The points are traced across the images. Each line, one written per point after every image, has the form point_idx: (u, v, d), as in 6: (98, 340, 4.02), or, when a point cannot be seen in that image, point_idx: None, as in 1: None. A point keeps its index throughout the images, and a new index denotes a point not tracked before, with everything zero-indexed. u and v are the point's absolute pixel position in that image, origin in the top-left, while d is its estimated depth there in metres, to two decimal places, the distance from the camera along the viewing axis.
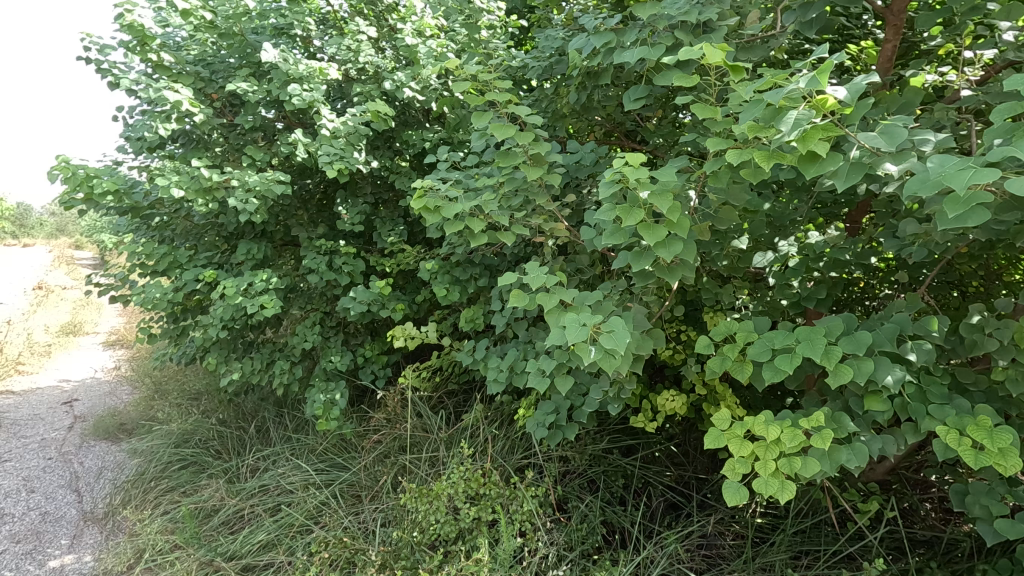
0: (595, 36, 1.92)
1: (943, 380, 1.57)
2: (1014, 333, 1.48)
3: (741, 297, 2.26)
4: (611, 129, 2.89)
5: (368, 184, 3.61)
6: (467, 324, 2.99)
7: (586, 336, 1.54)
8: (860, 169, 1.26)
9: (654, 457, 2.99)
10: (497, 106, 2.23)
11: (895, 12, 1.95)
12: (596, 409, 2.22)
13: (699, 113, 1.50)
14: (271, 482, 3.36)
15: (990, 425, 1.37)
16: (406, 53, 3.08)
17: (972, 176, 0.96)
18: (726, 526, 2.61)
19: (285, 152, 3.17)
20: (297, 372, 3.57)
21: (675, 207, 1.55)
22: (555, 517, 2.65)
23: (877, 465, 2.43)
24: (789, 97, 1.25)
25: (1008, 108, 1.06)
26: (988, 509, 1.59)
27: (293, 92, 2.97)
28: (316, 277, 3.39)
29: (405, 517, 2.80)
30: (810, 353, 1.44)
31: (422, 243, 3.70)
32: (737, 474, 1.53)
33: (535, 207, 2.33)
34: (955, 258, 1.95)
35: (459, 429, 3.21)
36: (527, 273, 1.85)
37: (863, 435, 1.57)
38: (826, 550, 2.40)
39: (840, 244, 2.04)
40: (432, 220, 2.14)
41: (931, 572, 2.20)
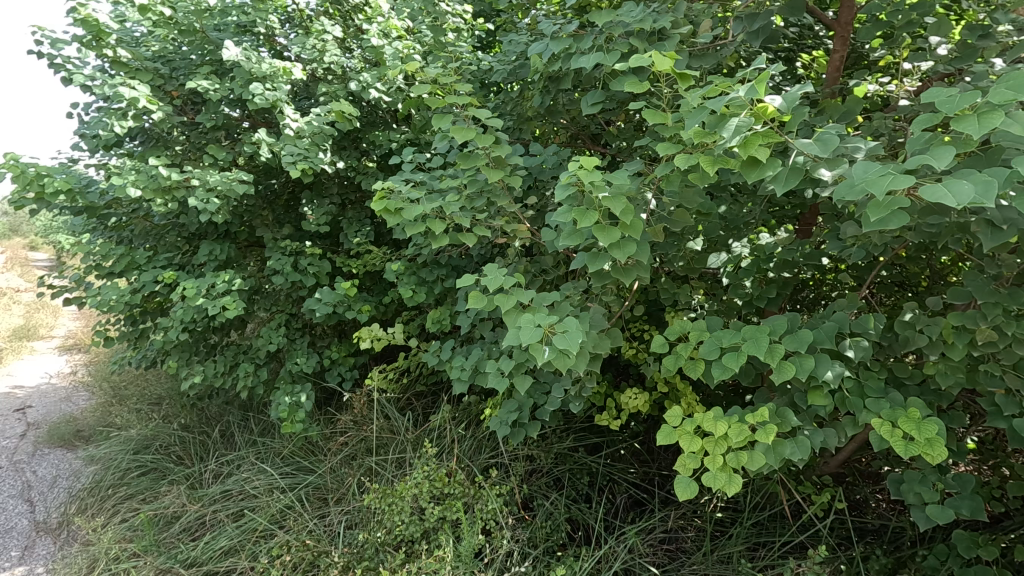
0: (554, 41, 1.97)
1: (881, 375, 1.65)
2: (943, 330, 1.57)
3: (697, 297, 2.33)
4: (576, 133, 2.94)
5: (335, 185, 3.59)
6: (434, 325, 2.99)
7: (540, 337, 1.58)
8: (798, 174, 1.33)
9: (619, 455, 3.04)
10: (460, 109, 2.25)
11: (842, 24, 2.05)
12: (558, 407, 2.26)
13: (649, 119, 1.55)
14: (234, 487, 3.30)
15: (919, 417, 1.46)
16: (373, 54, 3.07)
17: (892, 182, 1.02)
18: (687, 520, 2.67)
19: (248, 151, 3.13)
20: (261, 374, 3.52)
21: (628, 209, 1.59)
22: (520, 516, 2.69)
23: (830, 459, 2.52)
24: (731, 104, 1.31)
25: (926, 120, 1.13)
26: (921, 496, 1.68)
27: (256, 91, 2.92)
28: (281, 278, 3.36)
29: (370, 519, 2.80)
30: (755, 351, 1.50)
31: (389, 244, 3.69)
32: (688, 468, 1.57)
33: (497, 209, 2.36)
34: (897, 259, 2.04)
35: (426, 429, 3.22)
36: (486, 273, 1.86)
37: (806, 429, 1.64)
38: (779, 540, 2.48)
39: (789, 245, 2.11)
40: (393, 220, 2.15)
41: (877, 560, 2.29)
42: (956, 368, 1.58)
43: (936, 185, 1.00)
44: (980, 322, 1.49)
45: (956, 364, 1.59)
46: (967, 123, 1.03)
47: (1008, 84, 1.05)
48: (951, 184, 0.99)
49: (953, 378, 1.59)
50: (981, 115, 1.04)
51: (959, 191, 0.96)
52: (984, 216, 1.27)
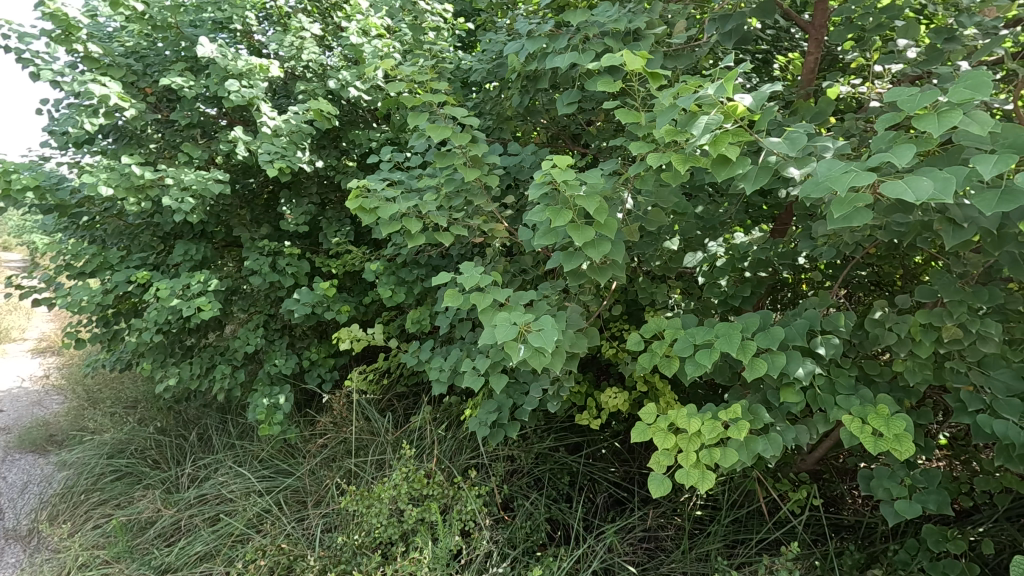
0: (530, 40, 1.97)
1: (851, 372, 1.67)
2: (911, 328, 1.60)
3: (674, 296, 2.33)
4: (556, 133, 2.94)
5: (313, 184, 3.55)
6: (413, 325, 2.97)
7: (514, 335, 1.56)
8: (767, 172, 1.34)
9: (599, 454, 3.04)
10: (436, 107, 2.23)
11: (816, 27, 2.08)
12: (536, 407, 2.25)
13: (622, 118, 1.56)
14: (210, 490, 3.25)
15: (887, 413, 1.48)
16: (352, 52, 3.04)
17: (855, 179, 1.04)
18: (666, 519, 2.67)
19: (224, 150, 3.07)
20: (239, 376, 3.47)
21: (601, 208, 1.59)
22: (499, 516, 2.67)
23: (807, 456, 2.54)
24: (701, 102, 1.32)
25: (889, 119, 1.14)
26: (890, 491, 1.71)
27: (232, 88, 2.87)
28: (259, 278, 3.32)
29: (349, 522, 2.77)
30: (727, 348, 1.51)
31: (369, 243, 3.66)
32: (662, 466, 1.58)
33: (475, 208, 2.35)
34: (868, 258, 2.07)
35: (406, 430, 3.20)
36: (462, 272, 1.85)
37: (779, 426, 1.65)
38: (756, 537, 2.50)
39: (763, 245, 2.13)
40: (368, 219, 2.13)
41: (850, 555, 2.32)
42: (924, 365, 1.62)
43: (897, 183, 1.01)
44: (946, 319, 1.53)
45: (923, 361, 1.62)
46: (928, 122, 1.05)
47: (967, 84, 1.07)
48: (912, 181, 1.01)
49: (920, 375, 1.62)
50: (940, 114, 1.06)
51: (919, 188, 0.97)
52: (947, 215, 1.29)
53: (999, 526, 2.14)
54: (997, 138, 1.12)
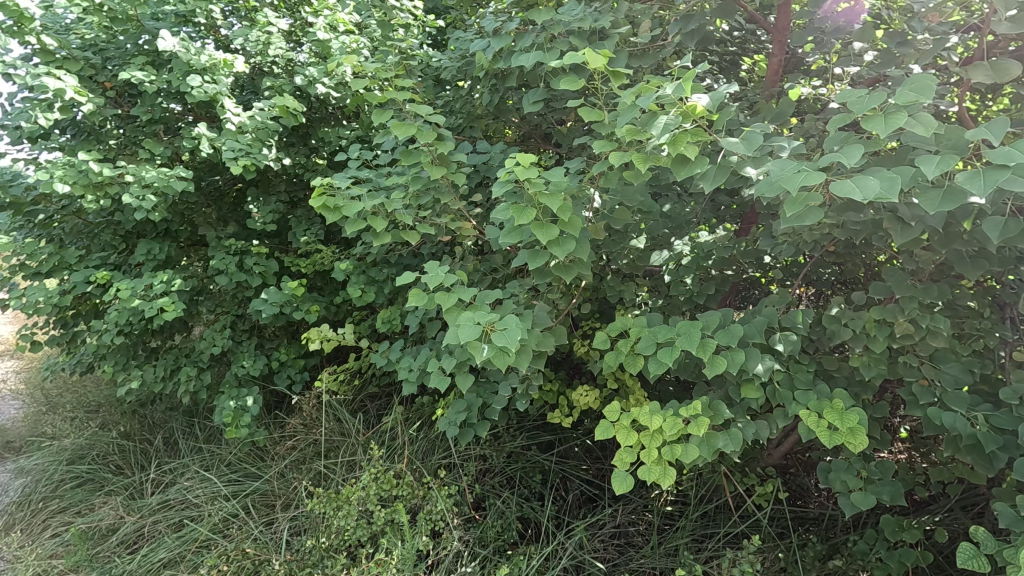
0: (495, 38, 1.98)
1: (809, 368, 1.71)
2: (865, 324, 1.64)
3: (642, 294, 2.35)
4: (528, 132, 2.93)
5: (281, 182, 3.49)
6: (383, 325, 2.93)
7: (477, 335, 1.55)
8: (725, 171, 1.36)
9: (571, 452, 3.05)
10: (403, 105, 2.21)
11: (779, 29, 2.11)
12: (505, 406, 2.25)
13: (585, 117, 1.56)
14: (175, 496, 3.17)
15: (842, 408, 1.52)
16: (320, 48, 2.99)
17: (805, 179, 1.06)
18: (637, 515, 2.69)
19: (188, 146, 2.99)
20: (205, 379, 3.38)
21: (565, 206, 1.60)
22: (470, 516, 2.67)
23: (772, 450, 2.59)
24: (660, 102, 1.32)
25: (839, 120, 1.17)
26: (847, 483, 1.75)
27: (194, 84, 2.80)
28: (225, 278, 3.24)
29: (317, 524, 2.72)
30: (687, 345, 1.53)
31: (339, 243, 3.61)
32: (625, 463, 1.59)
33: (442, 206, 2.33)
34: (828, 257, 2.11)
35: (377, 431, 3.16)
36: (427, 272, 1.83)
37: (740, 421, 1.68)
38: (723, 531, 2.53)
39: (727, 244, 2.16)
40: (333, 218, 2.09)
41: (813, 546, 2.37)
42: (878, 360, 1.66)
43: (845, 181, 1.04)
44: (898, 315, 1.58)
45: (877, 356, 1.66)
46: (875, 123, 1.08)
47: (912, 87, 1.10)
48: (859, 180, 1.03)
49: (875, 369, 1.66)
50: (888, 115, 1.08)
51: (866, 186, 1.00)
52: (895, 213, 1.33)
53: (952, 515, 2.20)
54: (942, 139, 1.16)
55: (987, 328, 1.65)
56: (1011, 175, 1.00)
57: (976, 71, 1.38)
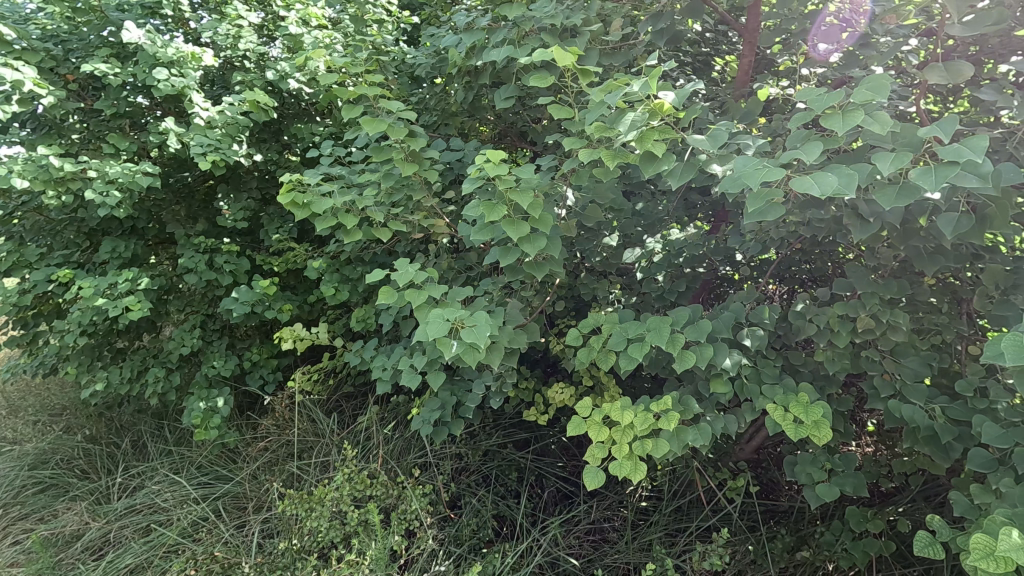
0: (467, 33, 2.01)
1: (776, 363, 1.74)
2: (829, 319, 1.67)
3: (615, 291, 2.36)
4: (503, 130, 2.92)
5: (253, 178, 3.43)
6: (358, 323, 2.90)
7: (447, 332, 1.54)
8: (692, 168, 1.38)
9: (548, 450, 3.05)
10: (374, 100, 2.18)
11: (749, 30, 2.14)
12: (479, 404, 2.24)
13: (555, 114, 1.57)
14: (143, 500, 3.09)
15: (808, 401, 1.54)
16: (291, 42, 2.94)
17: (765, 175, 1.09)
18: (613, 511, 2.70)
19: (154, 141, 2.90)
20: (174, 380, 3.30)
21: (536, 203, 1.59)
22: (445, 515, 2.65)
23: (744, 445, 2.63)
24: (628, 99, 1.33)
25: (800, 118, 1.20)
26: (812, 476, 1.79)
27: (160, 77, 2.73)
28: (194, 276, 3.17)
29: (290, 526, 2.68)
30: (657, 340, 1.54)
31: (312, 241, 3.55)
32: (596, 459, 1.60)
33: (415, 203, 2.31)
34: (797, 254, 2.14)
35: (351, 431, 3.12)
36: (397, 269, 1.81)
37: (709, 416, 1.70)
38: (696, 525, 2.55)
39: (697, 242, 2.19)
40: (302, 215, 2.06)
41: (782, 538, 2.41)
42: (842, 355, 1.70)
43: (805, 177, 1.07)
44: (860, 310, 1.62)
45: (841, 351, 1.70)
46: (833, 121, 1.11)
47: (869, 85, 1.14)
48: (817, 175, 1.06)
49: (839, 363, 1.70)
50: (845, 113, 1.11)
51: (824, 181, 1.03)
52: (855, 210, 1.37)
53: (915, 506, 2.26)
54: (898, 137, 1.19)
55: (945, 323, 1.69)
56: (960, 171, 1.04)
57: (932, 72, 1.42)
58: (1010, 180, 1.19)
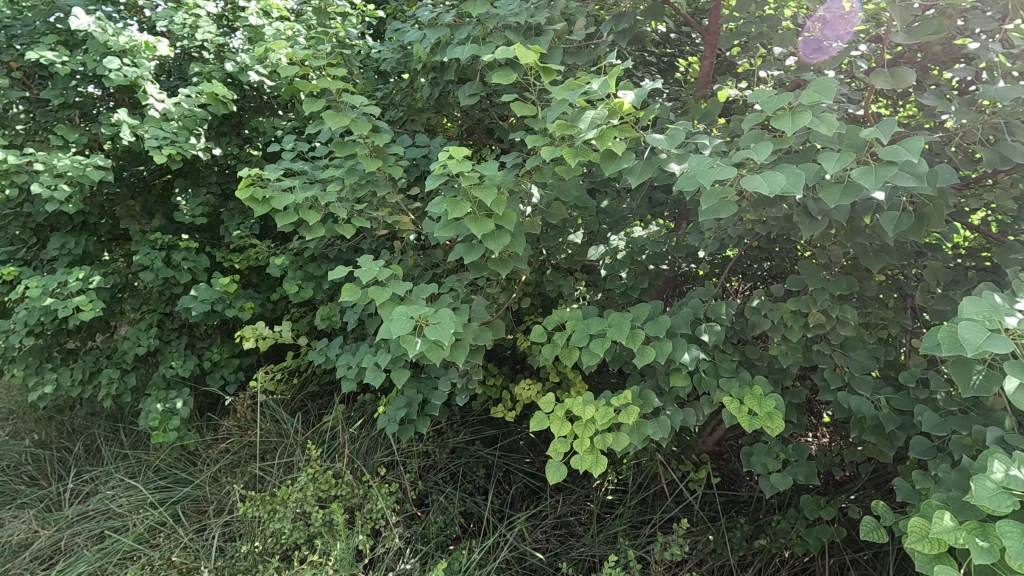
0: (431, 29, 1.98)
1: (733, 357, 1.80)
2: (782, 315, 1.73)
3: (580, 288, 2.38)
4: (471, 127, 2.91)
5: (213, 173, 3.33)
6: (322, 322, 2.85)
7: (410, 329, 1.53)
8: (651, 167, 1.41)
9: (516, 446, 3.06)
10: (337, 95, 2.14)
11: (710, 33, 2.19)
12: (445, 401, 2.23)
13: (518, 111, 1.57)
14: (96, 506, 2.98)
15: (761, 393, 1.60)
16: (252, 33, 2.86)
17: (718, 174, 1.13)
18: (579, 506, 2.73)
19: (106, 133, 2.79)
20: (129, 381, 3.19)
21: (499, 200, 1.60)
22: (412, 513, 2.64)
23: (706, 438, 2.69)
24: (589, 97, 1.35)
25: (752, 118, 1.24)
26: (767, 466, 1.85)
27: (112, 66, 2.62)
28: (150, 274, 3.06)
29: (252, 529, 2.62)
30: (617, 336, 1.57)
31: (275, 237, 3.48)
32: (559, 454, 1.62)
33: (380, 199, 2.29)
34: (755, 251, 2.20)
35: (316, 431, 3.07)
36: (360, 265, 1.79)
37: (668, 409, 1.74)
38: (659, 516, 2.61)
39: (660, 239, 2.23)
40: (261, 210, 2.01)
41: (741, 527, 2.48)
42: (794, 349, 1.76)
43: (755, 175, 1.11)
44: (811, 306, 1.68)
45: (794, 345, 1.76)
46: (782, 121, 1.15)
47: (816, 87, 1.18)
48: (767, 174, 1.10)
49: (792, 357, 1.76)
50: (794, 113, 1.16)
51: (773, 180, 1.07)
52: (805, 208, 1.42)
53: (866, 493, 2.36)
54: (843, 138, 1.24)
55: (890, 317, 1.78)
56: (898, 171, 1.10)
57: (876, 77, 1.48)
58: (947, 182, 1.26)
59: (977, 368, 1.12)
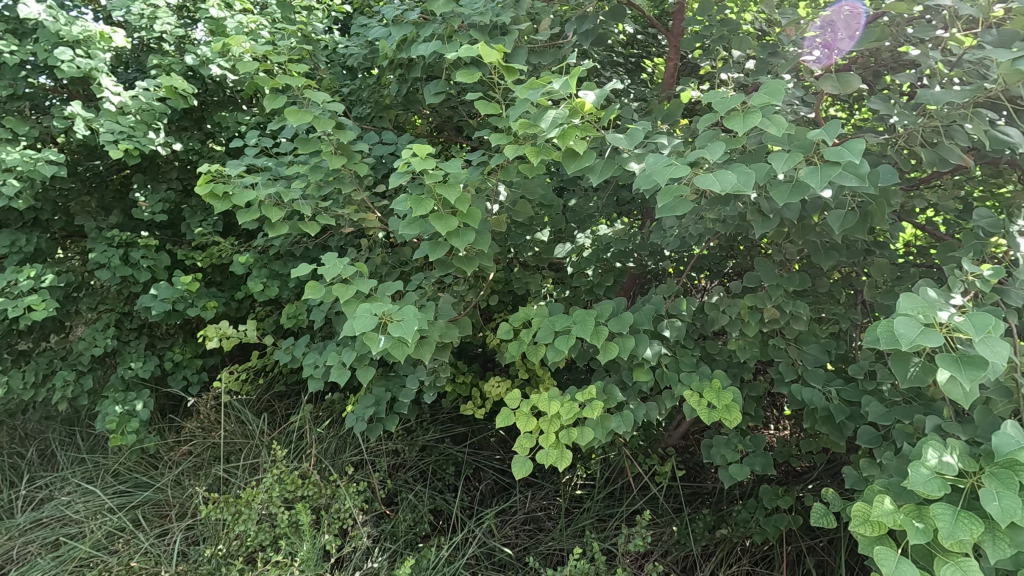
0: (396, 27, 1.98)
1: (693, 352, 1.85)
2: (740, 310, 1.77)
3: (547, 285, 2.41)
4: (440, 125, 2.91)
5: (173, 168, 3.24)
6: (289, 320, 2.81)
7: (374, 327, 1.52)
8: (612, 165, 1.44)
9: (486, 443, 3.07)
10: (300, 90, 2.11)
11: (673, 35, 2.24)
12: (413, 399, 2.23)
13: (481, 110, 1.59)
14: (51, 513, 2.87)
15: (719, 387, 1.65)
16: (213, 26, 2.80)
17: (672, 172, 1.17)
18: (549, 501, 2.76)
19: (58, 126, 2.68)
20: (85, 383, 3.08)
21: (463, 198, 1.61)
22: (381, 512, 2.63)
23: (672, 431, 2.75)
24: (550, 96, 1.37)
25: (707, 118, 1.28)
26: (726, 457, 1.91)
27: (63, 57, 2.52)
28: (106, 272, 2.96)
29: (216, 531, 2.57)
30: (580, 332, 1.59)
31: (240, 234, 3.41)
32: (525, 449, 1.64)
33: (346, 196, 2.27)
34: (717, 249, 2.27)
35: (283, 431, 3.03)
36: (325, 263, 1.77)
37: (631, 404, 1.78)
38: (626, 509, 2.66)
39: (625, 238, 2.28)
40: (222, 207, 1.98)
41: (705, 517, 2.55)
42: (751, 344, 1.82)
43: (708, 174, 1.15)
44: (767, 302, 1.74)
45: (751, 340, 1.82)
46: (735, 121, 1.20)
47: (767, 89, 1.23)
48: (719, 173, 1.15)
49: (749, 352, 1.82)
50: (746, 114, 1.21)
51: (724, 179, 1.11)
52: (757, 207, 1.47)
53: (822, 482, 2.45)
54: (793, 139, 1.29)
55: (840, 312, 1.86)
56: (841, 171, 1.14)
57: (825, 82, 1.55)
58: (888, 182, 1.32)
59: (914, 361, 1.18)
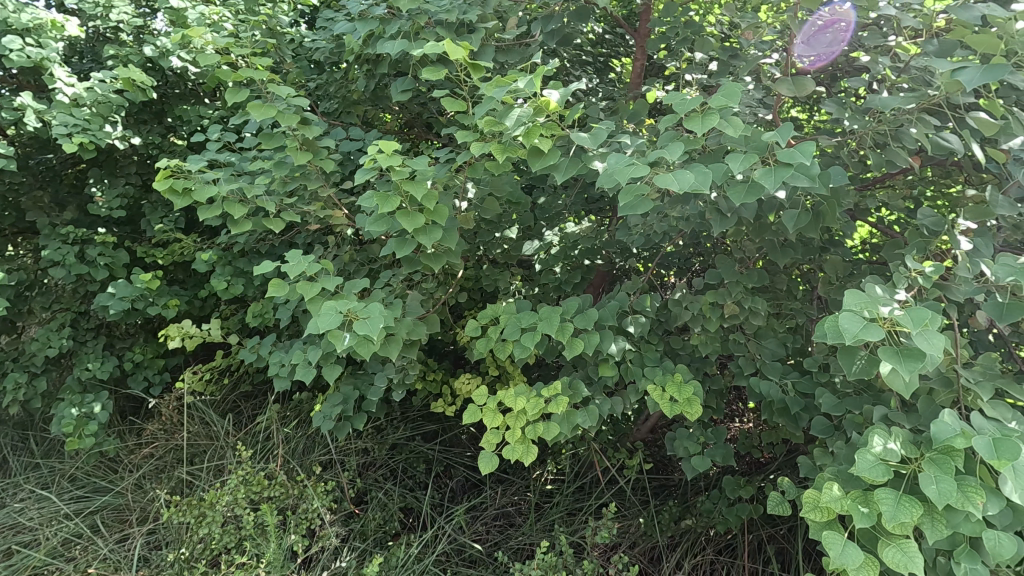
0: (361, 22, 1.96)
1: (657, 347, 1.89)
2: (702, 306, 1.81)
3: (516, 283, 2.43)
4: (409, 121, 2.89)
5: (131, 163, 3.14)
6: (254, 319, 2.76)
7: (339, 324, 1.51)
8: (575, 163, 1.46)
9: (457, 440, 3.07)
10: (263, 83, 2.07)
11: (640, 36, 2.27)
12: (381, 397, 2.22)
13: (448, 107, 1.59)
14: (3, 521, 2.76)
15: (681, 381, 1.69)
16: (174, 17, 2.72)
17: (633, 172, 1.20)
18: (519, 496, 2.78)
19: (7, 117, 2.57)
20: (39, 385, 2.97)
21: (430, 195, 1.61)
22: (350, 511, 2.61)
23: (640, 426, 2.80)
24: (515, 94, 1.38)
25: (668, 118, 1.31)
26: (688, 449, 1.97)
27: (12, 46, 2.42)
28: (61, 270, 2.85)
29: (179, 535, 2.51)
30: (546, 329, 1.61)
31: (203, 231, 3.33)
32: (491, 444, 1.65)
33: (312, 193, 2.23)
34: (682, 247, 2.32)
35: (249, 431, 2.98)
36: (289, 260, 1.74)
37: (597, 399, 1.81)
38: (595, 503, 2.70)
39: (592, 235, 2.31)
40: (182, 203, 1.93)
41: (670, 508, 2.61)
42: (713, 339, 1.87)
43: (667, 174, 1.18)
44: (727, 298, 1.79)
45: (712, 335, 1.87)
46: (694, 122, 1.24)
47: (725, 91, 1.27)
48: (678, 172, 1.18)
49: (711, 346, 1.87)
50: (705, 116, 1.24)
51: (682, 179, 1.15)
52: (716, 206, 1.52)
53: (782, 471, 2.53)
54: (750, 140, 1.34)
55: (798, 308, 1.93)
56: (794, 171, 1.18)
57: (782, 85, 1.60)
58: (839, 182, 1.37)
59: (860, 354, 1.24)
